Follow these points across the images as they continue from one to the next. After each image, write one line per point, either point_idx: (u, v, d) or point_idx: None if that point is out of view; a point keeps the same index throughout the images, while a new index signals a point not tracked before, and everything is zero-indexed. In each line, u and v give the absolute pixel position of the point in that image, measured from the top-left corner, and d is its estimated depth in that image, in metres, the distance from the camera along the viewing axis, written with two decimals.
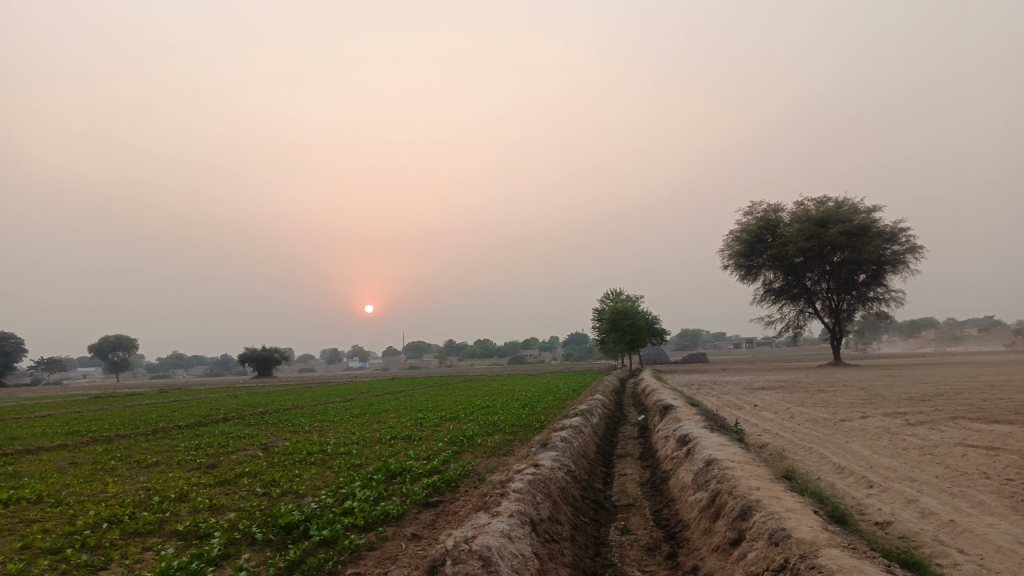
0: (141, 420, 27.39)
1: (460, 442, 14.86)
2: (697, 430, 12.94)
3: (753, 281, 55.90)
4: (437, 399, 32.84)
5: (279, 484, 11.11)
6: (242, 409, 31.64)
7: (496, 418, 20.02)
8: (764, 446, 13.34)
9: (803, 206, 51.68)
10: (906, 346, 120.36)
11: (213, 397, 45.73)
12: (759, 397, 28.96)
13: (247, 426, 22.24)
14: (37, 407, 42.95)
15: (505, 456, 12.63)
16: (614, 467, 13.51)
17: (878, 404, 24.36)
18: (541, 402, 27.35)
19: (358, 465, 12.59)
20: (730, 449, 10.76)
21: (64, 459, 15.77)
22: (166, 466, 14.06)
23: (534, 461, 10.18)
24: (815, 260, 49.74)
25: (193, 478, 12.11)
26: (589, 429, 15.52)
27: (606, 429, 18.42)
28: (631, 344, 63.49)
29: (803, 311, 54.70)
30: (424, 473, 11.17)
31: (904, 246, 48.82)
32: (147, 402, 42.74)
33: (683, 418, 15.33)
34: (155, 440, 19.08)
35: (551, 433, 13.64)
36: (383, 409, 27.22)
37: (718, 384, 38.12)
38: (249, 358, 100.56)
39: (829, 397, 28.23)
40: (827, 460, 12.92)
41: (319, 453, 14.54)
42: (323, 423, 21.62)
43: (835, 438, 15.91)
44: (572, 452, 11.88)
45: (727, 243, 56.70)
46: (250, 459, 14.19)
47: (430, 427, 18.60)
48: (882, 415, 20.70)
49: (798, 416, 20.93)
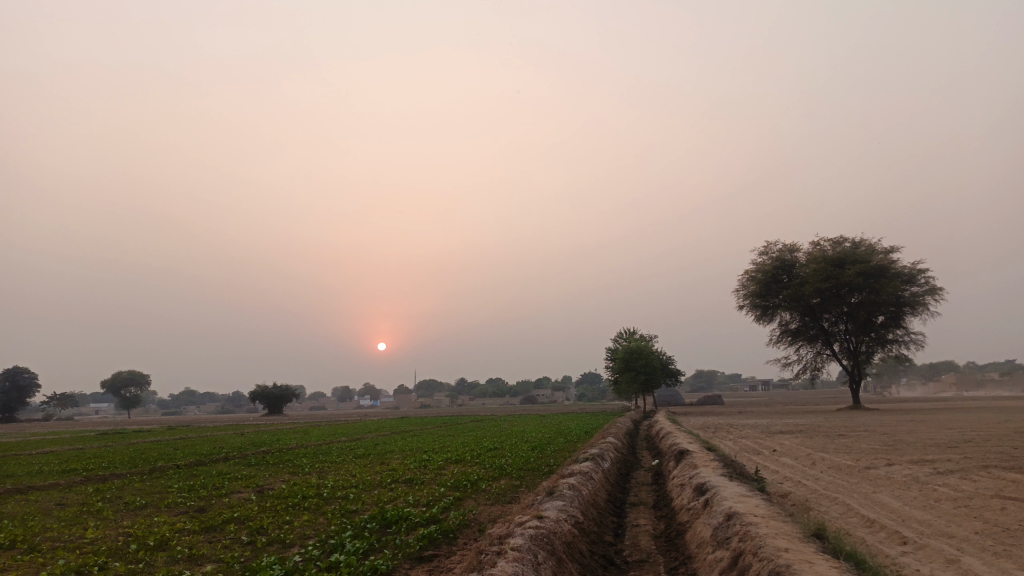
0: (141, 459, 26.68)
1: (463, 488, 14.09)
2: (715, 478, 12.14)
3: (769, 321, 54.89)
4: (445, 439, 31.92)
5: (267, 532, 10.40)
6: (245, 447, 30.89)
7: (503, 461, 19.25)
8: (786, 495, 12.54)
9: (820, 246, 50.99)
10: (928, 389, 117.91)
11: (219, 434, 44.93)
12: (778, 441, 27.90)
13: (248, 466, 21.53)
14: (42, 443, 42.37)
15: (510, 504, 11.88)
16: (626, 517, 12.68)
17: (904, 451, 23.28)
18: (552, 444, 26.42)
19: (355, 512, 11.86)
20: (752, 500, 9.97)
21: (51, 500, 15.15)
22: (154, 509, 13.39)
23: (539, 512, 9.42)
24: (832, 301, 48.76)
25: (178, 523, 11.43)
26: (600, 475, 14.75)
27: (618, 474, 17.54)
28: (644, 384, 62.32)
29: (820, 353, 53.48)
30: (421, 522, 10.43)
31: (923, 287, 47.83)
32: (151, 439, 41.98)
33: (700, 464, 14.51)
34: (150, 480, 18.48)
35: (559, 480, 12.89)
36: (389, 449, 26.43)
37: (735, 428, 37.01)
38: (261, 395, 99.71)
39: (851, 443, 27.15)
40: (855, 512, 12.05)
41: (314, 497, 13.83)
42: (325, 465, 20.89)
43: (860, 488, 14.99)
44: (580, 501, 11.12)
45: (742, 283, 55.88)
46: (244, 503, 13.53)
47: (434, 470, 17.84)
48: (908, 463, 19.71)
49: (819, 463, 19.97)
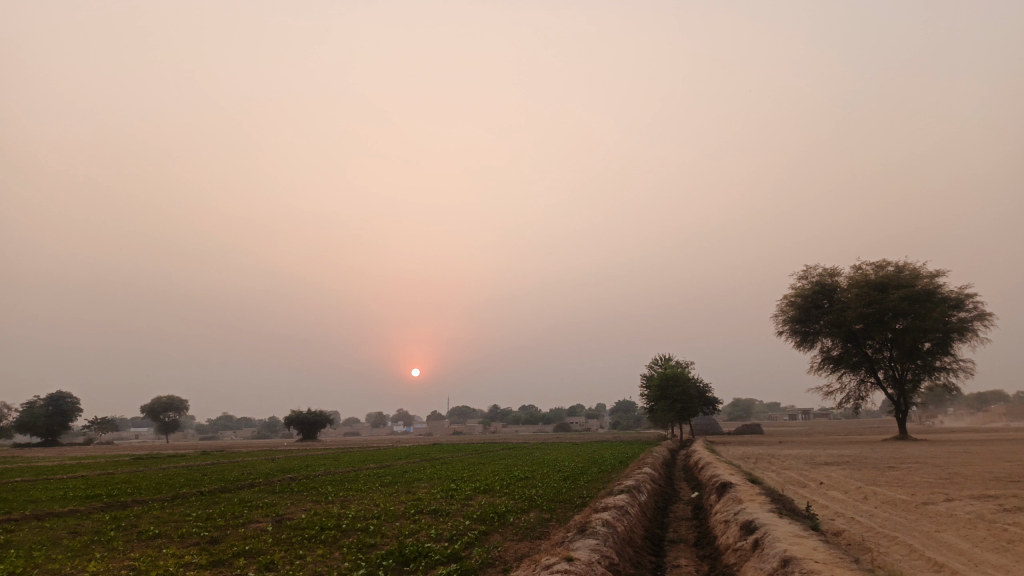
0: (166, 485, 26.20)
1: (489, 521, 13.21)
2: (763, 515, 11.16)
3: (810, 348, 53.19)
4: (474, 467, 31.01)
5: (275, 568, 9.67)
6: (272, 474, 30.26)
7: (533, 492, 18.37)
8: (841, 534, 11.45)
9: (862, 270, 49.41)
10: (976, 420, 113.89)
11: (248, 460, 44.35)
12: (824, 474, 26.53)
13: (271, 494, 20.92)
14: (73, 467, 42.28)
15: (539, 540, 10.99)
16: (665, 556, 11.73)
17: (963, 485, 21.80)
18: (584, 473, 25.43)
19: (371, 547, 11.06)
20: (809, 542, 8.94)
21: (64, 527, 14.64)
22: (166, 540, 12.78)
23: (569, 552, 8.51)
24: (876, 327, 46.95)
25: (186, 556, 10.76)
26: (636, 509, 13.75)
27: (655, 508, 16.50)
28: (681, 413, 60.65)
29: (864, 381, 51.56)
30: (441, 560, 9.60)
31: (972, 313, 45.88)
32: (180, 465, 41.55)
33: (745, 498, 13.47)
34: (170, 508, 17.95)
35: (592, 514, 11.99)
36: (416, 478, 25.62)
37: (776, 458, 35.41)
38: (295, 421, 99.73)
39: (903, 475, 25.63)
40: (919, 554, 10.92)
41: (333, 529, 13.09)
42: (349, 493, 20.22)
43: (921, 526, 13.74)
44: (615, 539, 10.18)
45: (781, 308, 54.34)
46: (258, 534, 12.86)
47: (460, 500, 17.03)
48: (969, 499, 18.27)
49: (872, 498, 18.66)
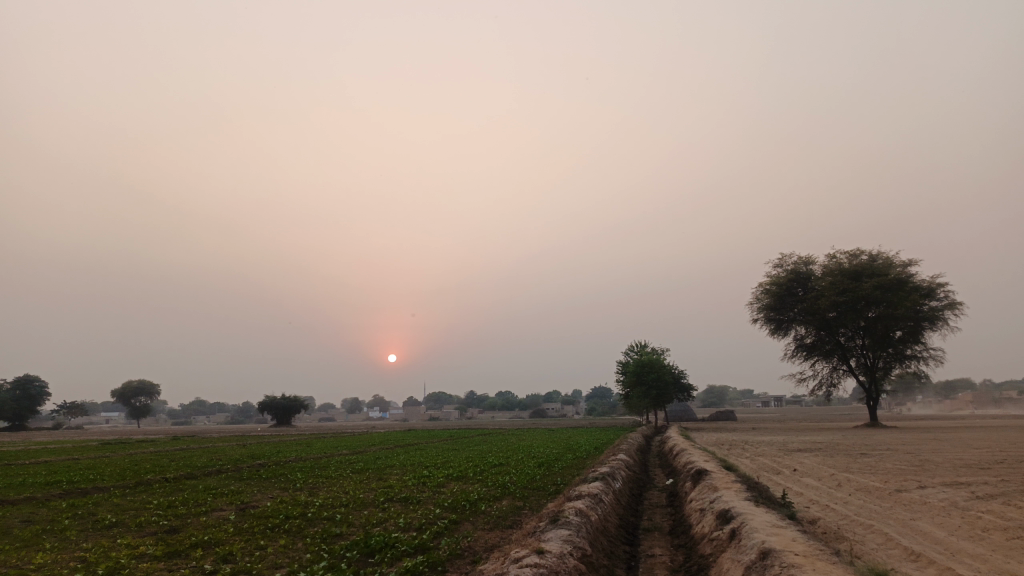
0: (131, 471, 25.51)
1: (460, 509, 12.87)
2: (739, 503, 10.94)
3: (784, 335, 53.42)
4: (448, 453, 30.70)
5: (234, 560, 9.25)
6: (242, 460, 29.68)
7: (506, 479, 18.06)
8: (817, 523, 11.26)
9: (836, 258, 49.63)
10: (944, 407, 115.94)
11: (219, 445, 43.64)
12: (798, 460, 26.58)
13: (238, 480, 20.42)
14: (39, 453, 41.39)
15: (510, 529, 10.69)
16: (640, 545, 11.47)
17: (935, 472, 21.85)
18: (559, 460, 25.17)
19: (337, 537, 10.67)
20: (787, 533, 8.70)
21: (17, 516, 14.06)
22: (123, 529, 12.28)
23: (539, 544, 8.15)
24: (849, 315, 47.22)
25: (141, 547, 10.28)
26: (610, 497, 13.48)
27: (629, 496, 16.26)
28: (656, 399, 60.81)
29: (836, 369, 51.94)
30: (408, 551, 9.24)
31: (942, 302, 46.30)
32: (148, 450, 40.79)
33: (721, 486, 13.24)
34: (132, 495, 17.39)
35: (566, 503, 11.67)
36: (388, 464, 25.21)
37: (750, 445, 35.47)
38: (270, 406, 98.74)
39: (875, 462, 25.71)
40: (896, 543, 10.75)
41: (298, 518, 12.67)
42: (319, 480, 19.80)
43: (896, 514, 13.61)
44: (588, 529, 9.86)
45: (756, 295, 54.51)
46: (220, 523, 12.39)
47: (432, 488, 16.66)
48: (942, 486, 18.24)
49: (846, 485, 18.60)
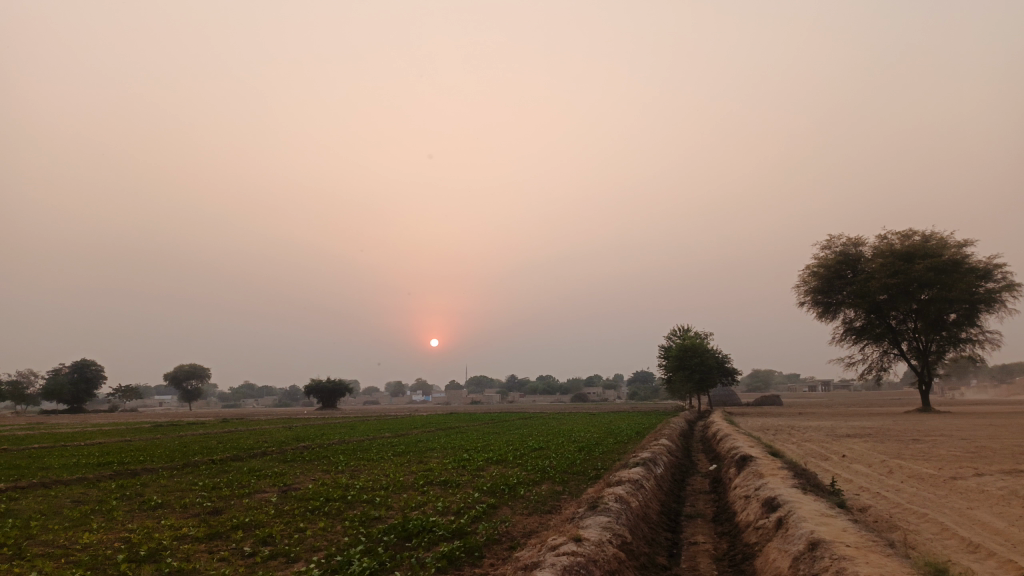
0: (179, 452, 26.06)
1: (499, 493, 12.76)
2: (786, 491, 10.59)
3: (832, 319, 52.16)
4: (488, 437, 30.72)
5: (273, 543, 9.27)
6: (287, 442, 30.14)
7: (546, 463, 17.92)
8: (868, 512, 10.85)
9: (887, 239, 48.15)
10: (999, 391, 112.33)
11: (264, 428, 44.44)
12: (846, 446, 25.94)
13: (281, 462, 20.70)
14: (93, 434, 42.64)
15: (548, 515, 10.54)
16: (682, 533, 11.22)
17: (992, 459, 21.04)
18: (600, 445, 24.93)
19: (375, 520, 10.64)
20: (837, 522, 8.35)
21: (68, 496, 14.41)
22: (167, 510, 12.48)
23: (577, 531, 7.94)
24: (900, 297, 45.83)
25: (183, 528, 10.38)
26: (652, 483, 13.20)
27: (672, 481, 15.96)
28: (699, 384, 60.05)
29: (887, 353, 50.56)
30: (445, 536, 9.14)
31: (999, 284, 44.60)
32: (196, 432, 41.72)
33: (766, 473, 12.86)
34: (178, 476, 17.70)
35: (605, 488, 11.44)
36: (430, 447, 25.30)
37: (796, 430, 34.72)
38: (315, 389, 100.36)
39: (928, 448, 24.92)
40: (952, 533, 10.29)
41: (337, 501, 12.69)
42: (360, 462, 19.94)
43: (952, 503, 13.08)
44: (628, 515, 9.61)
45: (803, 278, 53.25)
46: (261, 505, 12.50)
47: (472, 471, 16.60)
48: (1000, 474, 17.52)
49: (897, 472, 18.00)
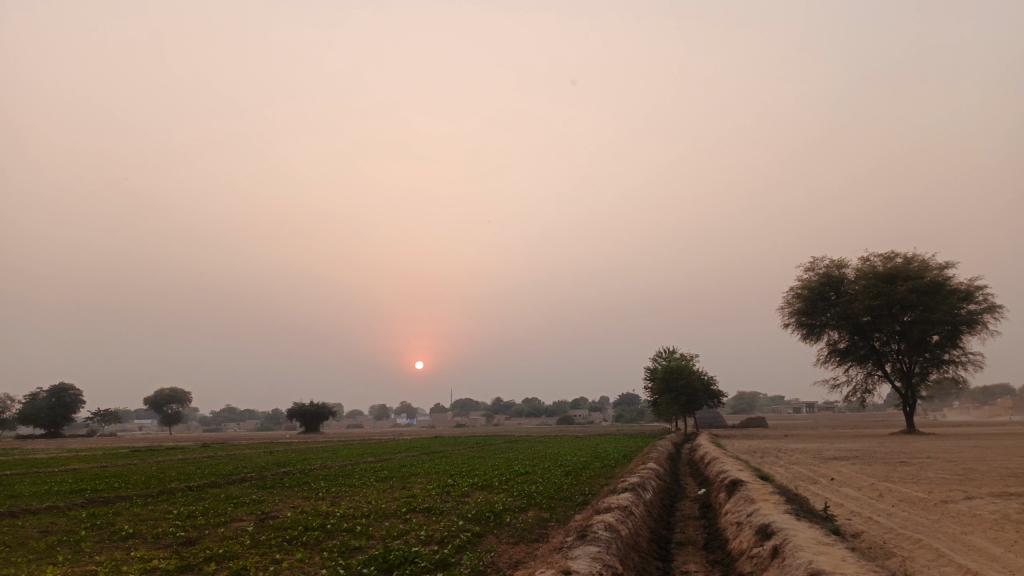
0: (156, 479, 25.37)
1: (485, 521, 12.37)
2: (779, 517, 10.32)
3: (816, 340, 52.22)
4: (472, 461, 30.20)
5: None
6: (267, 468, 29.45)
7: (533, 488, 17.52)
8: (861, 538, 10.60)
9: (870, 261, 48.35)
10: (981, 413, 112.81)
11: (245, 453, 43.53)
12: (834, 468, 25.71)
13: (260, 489, 20.14)
14: (68, 460, 41.54)
15: (535, 544, 10.19)
16: (673, 561, 10.92)
17: (981, 482, 20.85)
18: (587, 469, 24.50)
19: (354, 551, 10.25)
20: (835, 551, 8.07)
21: (36, 526, 13.84)
22: (139, 541, 11.97)
23: (566, 563, 7.60)
24: (884, 319, 45.97)
25: (153, 560, 9.92)
26: (641, 509, 12.88)
27: (660, 506, 15.62)
28: (685, 406, 59.76)
29: (871, 374, 50.60)
30: (427, 568, 8.77)
31: (981, 305, 44.84)
32: (174, 458, 40.78)
33: (757, 498, 12.59)
34: (153, 504, 17.13)
35: (593, 515, 11.10)
36: (414, 472, 24.79)
37: (783, 452, 34.46)
38: (298, 413, 98.98)
39: (916, 471, 24.70)
40: (948, 559, 10.05)
41: (316, 530, 12.25)
42: (342, 489, 19.45)
43: (945, 528, 12.85)
44: (618, 544, 9.28)
45: (787, 300, 53.33)
46: (237, 535, 12.03)
47: (456, 498, 16.18)
48: (990, 497, 17.33)
49: (888, 495, 17.76)
